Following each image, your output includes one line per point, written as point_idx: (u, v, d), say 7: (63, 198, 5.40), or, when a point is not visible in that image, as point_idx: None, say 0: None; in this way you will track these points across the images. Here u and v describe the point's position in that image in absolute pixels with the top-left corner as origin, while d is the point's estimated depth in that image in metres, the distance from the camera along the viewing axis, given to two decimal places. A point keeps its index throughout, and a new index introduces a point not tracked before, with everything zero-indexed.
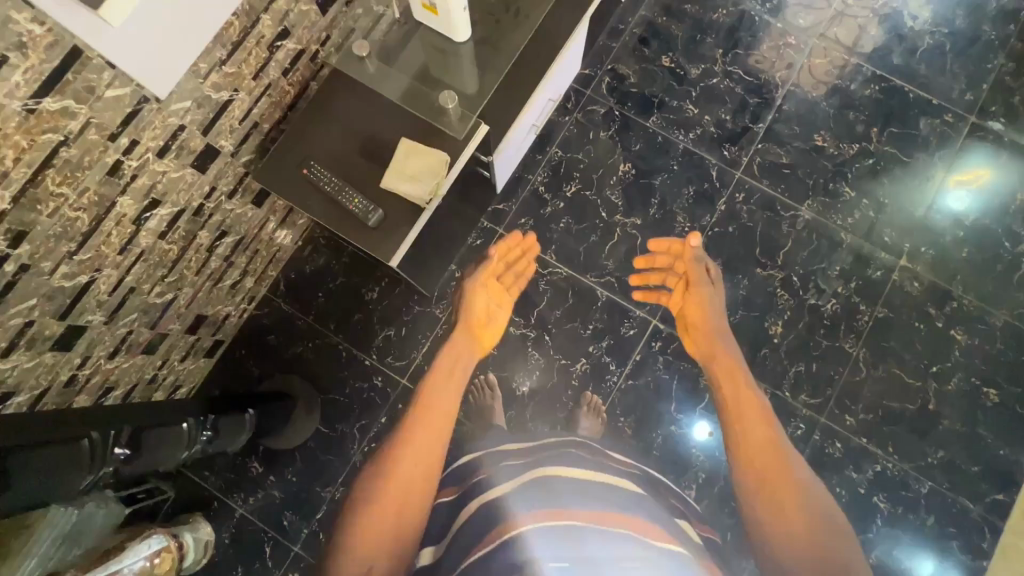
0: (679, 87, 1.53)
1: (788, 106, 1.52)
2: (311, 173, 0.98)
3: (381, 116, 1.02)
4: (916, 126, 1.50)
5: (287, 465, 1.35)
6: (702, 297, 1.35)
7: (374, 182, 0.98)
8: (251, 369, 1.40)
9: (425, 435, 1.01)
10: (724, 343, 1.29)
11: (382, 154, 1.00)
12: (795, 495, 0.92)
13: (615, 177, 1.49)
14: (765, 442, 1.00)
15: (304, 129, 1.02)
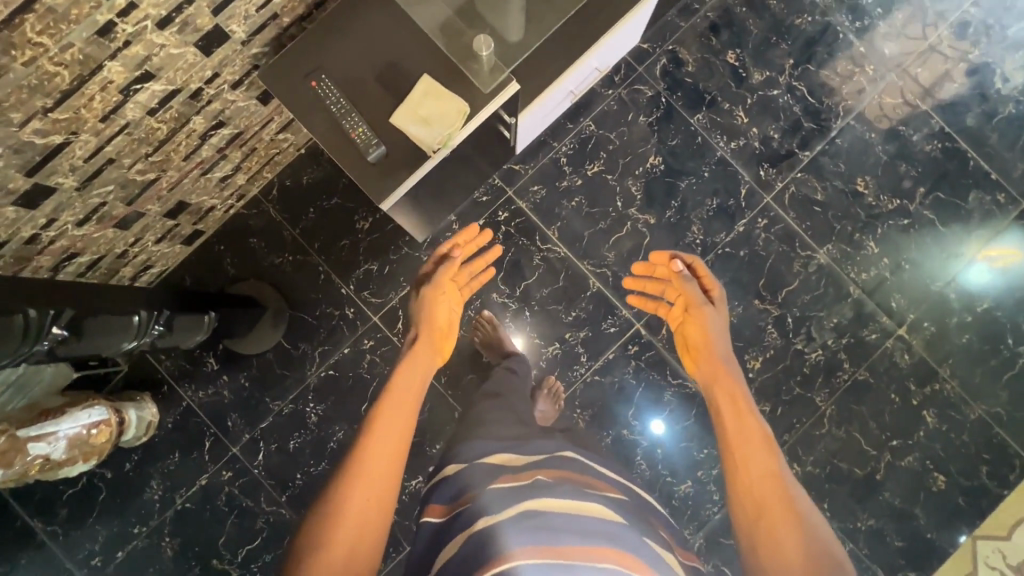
0: (737, 89, 1.42)
1: (841, 140, 1.42)
2: (320, 87, 0.90)
3: (409, 41, 0.93)
4: (966, 197, 1.41)
5: (242, 369, 1.35)
6: (696, 313, 1.04)
7: (383, 115, 0.91)
8: (226, 268, 1.37)
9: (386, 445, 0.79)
10: (720, 338, 1.01)
11: (399, 86, 0.92)
12: (790, 525, 0.70)
13: (641, 167, 1.40)
14: (752, 446, 0.78)
15: (324, 32, 0.93)
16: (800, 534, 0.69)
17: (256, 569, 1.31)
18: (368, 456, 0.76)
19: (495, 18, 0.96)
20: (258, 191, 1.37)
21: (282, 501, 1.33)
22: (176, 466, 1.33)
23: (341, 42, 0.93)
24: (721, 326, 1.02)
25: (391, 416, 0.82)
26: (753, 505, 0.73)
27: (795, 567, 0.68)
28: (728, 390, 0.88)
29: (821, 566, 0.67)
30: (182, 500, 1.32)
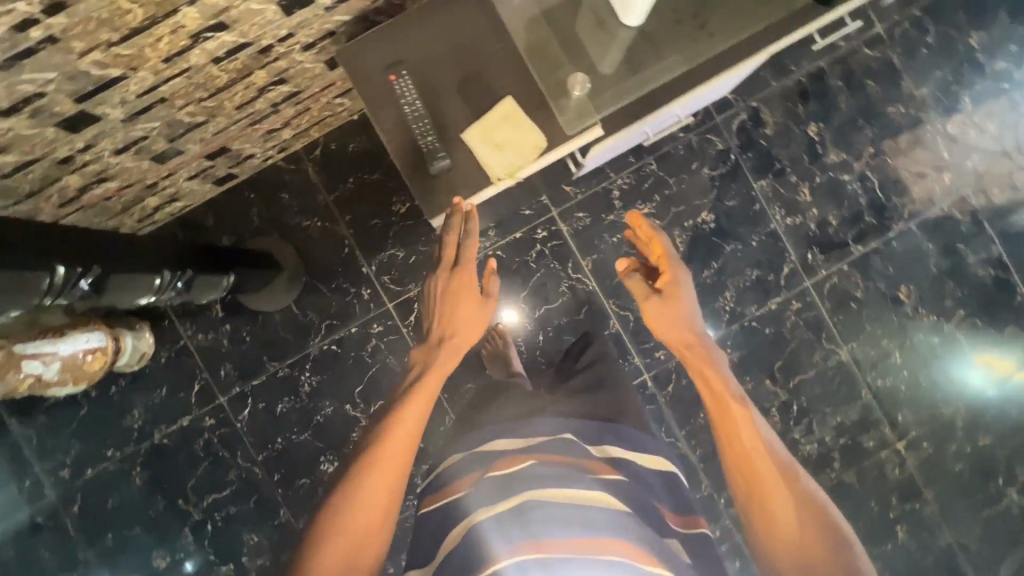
0: (809, 164, 1.37)
1: (898, 243, 1.38)
2: (397, 81, 0.85)
3: (501, 54, 0.87)
4: (1001, 330, 1.39)
5: (246, 323, 1.33)
6: (655, 302, 0.93)
7: (456, 126, 0.86)
8: (251, 216, 1.32)
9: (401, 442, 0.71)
10: (681, 327, 0.91)
11: (478, 99, 0.87)
12: (783, 499, 0.69)
13: (691, 220, 1.36)
14: (735, 426, 0.76)
15: (415, 21, 0.86)
16: (794, 504, 0.69)
17: (220, 517, 1.33)
18: (380, 455, 0.70)
19: (597, 52, 0.90)
20: (301, 146, 1.32)
21: (257, 460, 1.33)
22: (161, 401, 1.32)
23: (429, 36, 0.87)
24: (682, 312, 0.92)
25: (410, 415, 0.73)
26: (745, 483, 0.72)
27: (793, 538, 0.67)
28: (710, 372, 0.85)
29: (817, 534, 0.66)
30: (160, 436, 1.32)
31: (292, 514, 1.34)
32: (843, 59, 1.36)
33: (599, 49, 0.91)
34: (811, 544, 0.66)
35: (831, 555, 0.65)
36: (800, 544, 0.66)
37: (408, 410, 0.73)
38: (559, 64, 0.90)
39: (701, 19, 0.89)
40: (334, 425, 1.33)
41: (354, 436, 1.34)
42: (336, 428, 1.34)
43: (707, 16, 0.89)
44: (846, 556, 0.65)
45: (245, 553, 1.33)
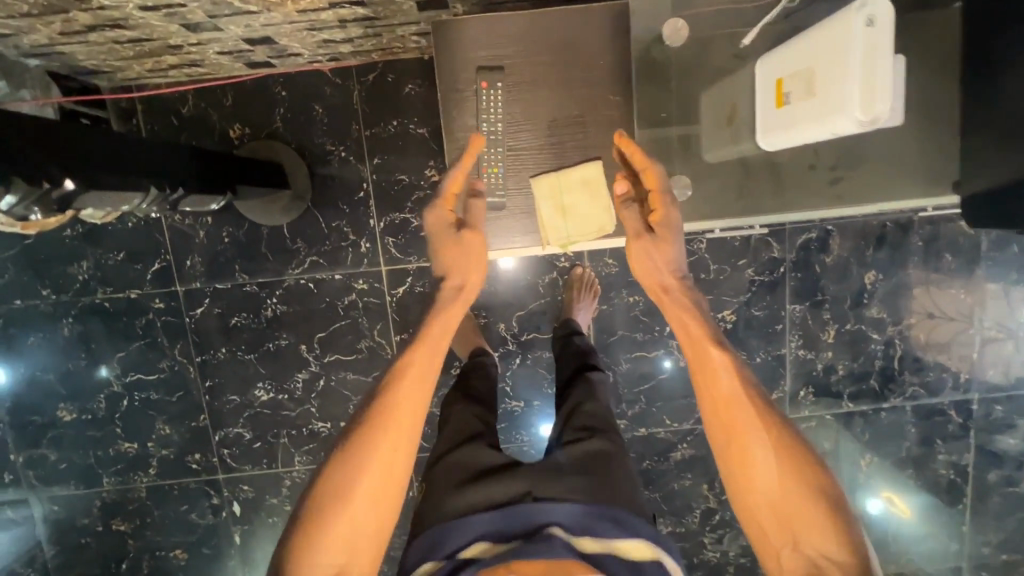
0: (848, 308, 1.31)
1: (885, 415, 1.36)
2: (484, 91, 0.92)
3: (585, 122, 0.95)
4: (924, 515, 1.41)
5: (230, 223, 1.22)
6: (641, 245, 0.81)
7: (523, 153, 0.96)
8: (274, 115, 1.19)
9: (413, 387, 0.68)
10: (655, 267, 0.80)
11: (555, 141, 0.95)
12: (762, 444, 0.66)
13: (711, 312, 1.30)
14: (713, 369, 0.70)
15: (524, 41, 0.92)
16: (777, 448, 0.66)
17: (138, 398, 1.29)
18: (387, 418, 0.66)
19: (710, 147, 0.91)
20: (355, 64, 1.17)
21: (193, 360, 1.28)
22: (116, 264, 1.24)
23: (531, 59, 0.93)
24: (661, 254, 0.79)
25: (416, 364, 0.69)
26: (720, 429, 0.69)
27: (776, 490, 0.65)
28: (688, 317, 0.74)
29: (800, 479, 0.65)
30: (103, 296, 1.25)
31: (211, 422, 1.31)
32: (935, 221, 1.27)
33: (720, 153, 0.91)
34: (796, 492, 0.65)
35: (814, 500, 0.64)
36: (788, 492, 0.65)
37: (413, 360, 0.69)
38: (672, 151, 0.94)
39: (837, 175, 0.91)
40: (283, 357, 1.29)
41: (298, 377, 1.30)
42: (284, 362, 1.29)
43: (845, 173, 0.91)
44: (827, 498, 0.64)
45: (152, 439, 1.31)
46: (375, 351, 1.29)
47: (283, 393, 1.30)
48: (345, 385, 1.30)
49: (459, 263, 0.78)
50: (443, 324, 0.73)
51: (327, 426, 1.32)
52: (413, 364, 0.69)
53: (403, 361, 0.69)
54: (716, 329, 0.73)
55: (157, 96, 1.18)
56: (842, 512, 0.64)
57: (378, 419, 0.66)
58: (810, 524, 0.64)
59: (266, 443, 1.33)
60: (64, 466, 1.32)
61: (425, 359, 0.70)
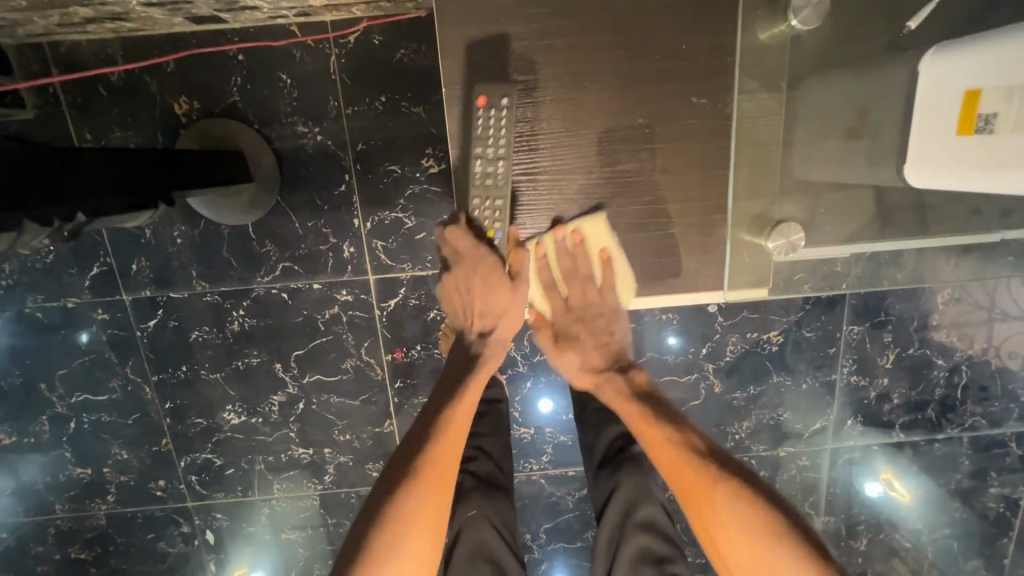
0: (913, 331, 1.13)
1: (938, 446, 1.21)
2: (483, 109, 0.74)
3: (633, 134, 0.78)
4: (973, 554, 1.27)
5: (183, 221, 1.01)
6: (569, 344, 0.89)
7: (561, 173, 0.79)
8: (229, 85, 0.94)
9: (453, 434, 0.73)
10: (591, 363, 0.88)
11: (602, 153, 0.79)
12: (715, 494, 0.67)
13: (755, 332, 1.12)
14: (659, 442, 0.75)
15: (548, 21, 0.73)
16: (731, 495, 0.66)
17: (87, 420, 1.11)
18: (437, 447, 0.71)
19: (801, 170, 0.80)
20: (332, 22, 0.91)
21: (149, 379, 1.09)
22: (46, 267, 1.02)
23: (574, 51, 0.75)
24: (590, 346, 0.88)
25: (459, 416, 0.76)
26: (680, 488, 0.71)
27: (739, 537, 0.64)
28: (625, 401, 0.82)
29: (756, 521, 0.64)
30: (34, 306, 1.04)
31: (174, 447, 1.14)
32: None
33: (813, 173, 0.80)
34: (751, 526, 0.64)
35: (776, 537, 0.63)
36: (750, 536, 0.64)
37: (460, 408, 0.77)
38: (763, 173, 0.80)
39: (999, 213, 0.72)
40: (255, 377, 1.10)
41: (274, 399, 1.12)
42: (256, 383, 1.10)
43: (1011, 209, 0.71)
44: (788, 533, 0.63)
45: (108, 465, 1.15)
46: (362, 372, 1.10)
47: (256, 416, 1.12)
48: (328, 409, 1.12)
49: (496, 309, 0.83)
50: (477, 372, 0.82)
51: (308, 452, 1.15)
52: (458, 410, 0.76)
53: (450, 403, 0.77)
54: (658, 407, 0.79)
55: (76, 56, 0.92)
56: (809, 549, 0.62)
57: (432, 461, 0.69)
58: (777, 563, 0.62)
59: (238, 470, 1.16)
60: (10, 492, 1.16)
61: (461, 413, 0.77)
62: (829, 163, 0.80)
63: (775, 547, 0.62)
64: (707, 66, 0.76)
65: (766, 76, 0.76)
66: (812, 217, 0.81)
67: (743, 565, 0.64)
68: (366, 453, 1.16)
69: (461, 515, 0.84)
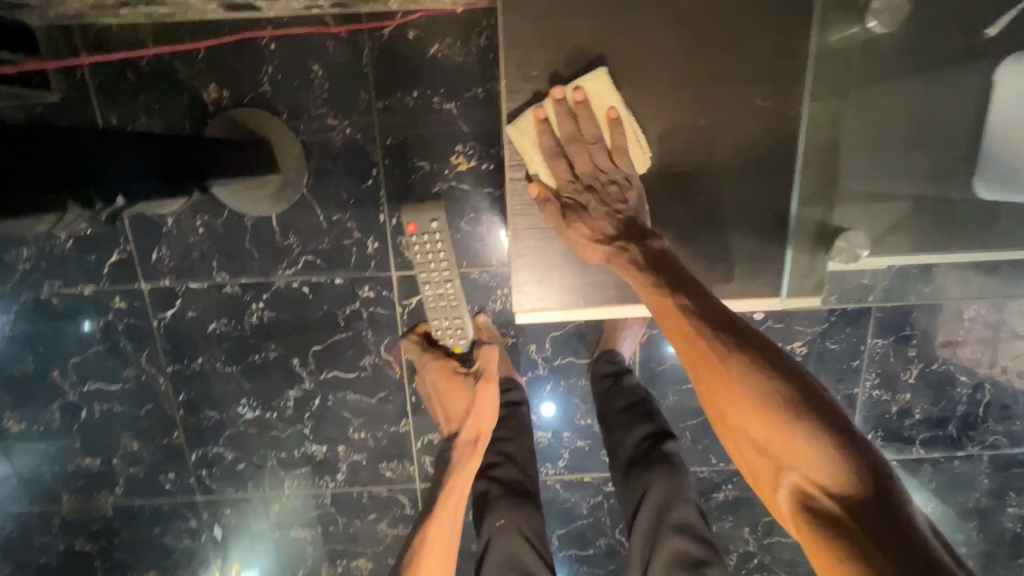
0: (937, 347, 1.12)
1: (957, 464, 1.20)
2: (416, 234, 0.92)
3: (685, 137, 0.77)
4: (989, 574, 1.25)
5: (207, 211, 0.99)
6: (574, 215, 0.77)
7: (619, 177, 0.79)
8: (260, 75, 0.93)
9: (461, 478, 0.84)
10: (598, 230, 0.76)
11: (658, 154, 0.78)
12: (726, 362, 0.61)
13: (779, 343, 1.11)
14: (674, 312, 0.67)
15: (606, 20, 0.73)
16: (746, 371, 0.59)
17: (99, 410, 1.10)
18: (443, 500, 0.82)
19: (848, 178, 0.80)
20: (367, 14, 0.90)
21: (164, 370, 1.08)
22: (64, 253, 1.01)
23: (635, 53, 0.75)
24: (597, 214, 0.76)
25: (468, 456, 0.86)
26: (708, 406, 0.64)
27: (753, 414, 0.58)
28: (635, 279, 0.73)
29: (771, 395, 0.57)
30: (50, 292, 1.03)
31: (186, 440, 1.12)
32: None
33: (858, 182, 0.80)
34: (768, 398, 0.57)
35: (792, 412, 0.55)
36: (762, 411, 0.57)
37: (457, 481, 0.84)
38: (820, 185, 0.81)
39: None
40: (271, 371, 1.08)
41: (289, 394, 1.10)
42: (273, 377, 1.09)
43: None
44: (806, 408, 0.55)
45: (118, 456, 1.13)
46: (380, 370, 1.09)
47: (270, 411, 1.11)
48: (344, 406, 1.11)
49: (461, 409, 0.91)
50: (481, 418, 0.89)
51: (322, 450, 1.14)
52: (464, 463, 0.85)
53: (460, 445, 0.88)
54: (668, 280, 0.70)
55: (106, 40, 0.91)
56: (827, 422, 0.54)
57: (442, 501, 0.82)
58: (788, 442, 0.55)
59: (250, 465, 1.14)
60: (17, 481, 1.14)
61: (460, 486, 0.84)
62: (884, 171, 0.81)
63: (793, 429, 0.55)
64: (752, 71, 0.75)
65: (829, 84, 0.76)
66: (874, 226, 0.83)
67: (756, 433, 0.58)
68: (381, 452, 1.14)
69: (491, 524, 0.84)
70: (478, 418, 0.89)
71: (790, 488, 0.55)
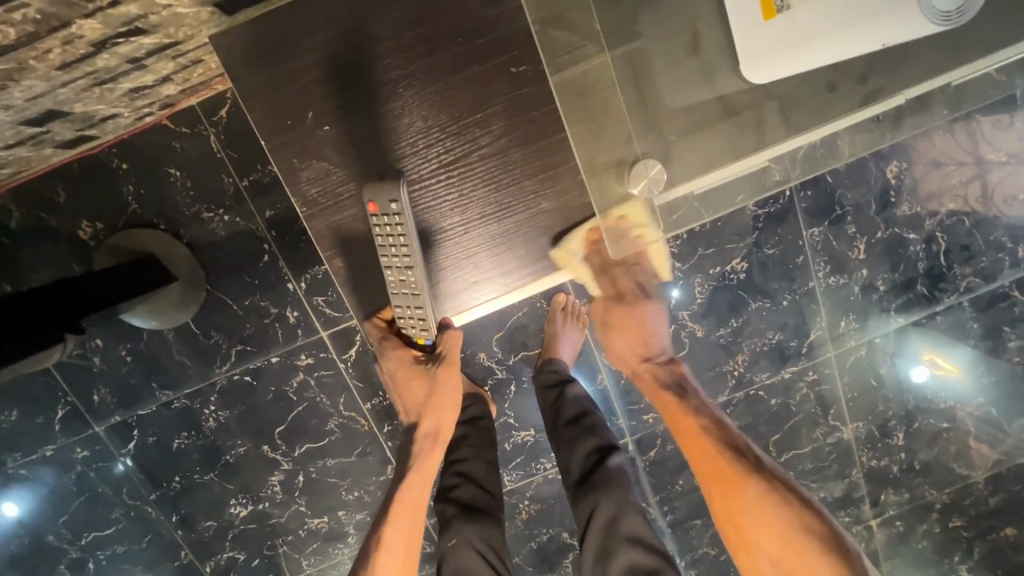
0: (875, 215, 1.10)
1: (941, 319, 1.16)
2: (376, 216, 0.78)
3: (448, 115, 0.77)
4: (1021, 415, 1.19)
5: (128, 338, 1.01)
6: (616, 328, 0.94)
7: (459, 212, 0.82)
8: (124, 196, 0.94)
9: (420, 471, 0.86)
10: (634, 352, 0.93)
11: (455, 141, 0.79)
12: (750, 489, 0.71)
13: (719, 266, 1.10)
14: (716, 457, 0.76)
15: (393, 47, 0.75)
16: (765, 489, 0.71)
17: (104, 557, 1.11)
18: (405, 495, 0.85)
19: (670, 92, 0.80)
20: (197, 103, 0.91)
21: (149, 499, 1.10)
22: (15, 424, 1.03)
23: (364, 66, 0.75)
24: (637, 329, 0.93)
25: (429, 452, 0.88)
26: (711, 481, 0.75)
27: (777, 534, 0.68)
28: (697, 440, 0.79)
29: (789, 523, 0.68)
30: (16, 465, 1.05)
31: (195, 556, 1.13)
32: None
33: (673, 92, 0.80)
34: (793, 532, 0.67)
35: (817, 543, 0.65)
36: (808, 549, 0.65)
37: (416, 475, 0.86)
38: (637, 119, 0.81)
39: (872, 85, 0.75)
40: (247, 466, 1.09)
41: (273, 480, 1.11)
42: (251, 471, 1.10)
43: (876, 78, 0.75)
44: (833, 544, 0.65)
45: None
46: (348, 428, 1.09)
47: (262, 502, 1.12)
48: (328, 473, 1.11)
49: (424, 405, 0.88)
50: (439, 419, 0.88)
51: (324, 521, 1.14)
52: (427, 463, 0.87)
53: (420, 450, 0.88)
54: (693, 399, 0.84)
55: None
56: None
57: (399, 502, 0.84)
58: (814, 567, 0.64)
59: (264, 559, 1.15)
60: None
61: (423, 476, 0.86)
62: (674, 88, 0.79)
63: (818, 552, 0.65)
64: (510, 30, 0.75)
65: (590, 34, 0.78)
66: (670, 147, 0.81)
67: (751, 513, 0.70)
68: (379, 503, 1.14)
69: (444, 544, 0.84)
70: (439, 409, 0.88)
71: None
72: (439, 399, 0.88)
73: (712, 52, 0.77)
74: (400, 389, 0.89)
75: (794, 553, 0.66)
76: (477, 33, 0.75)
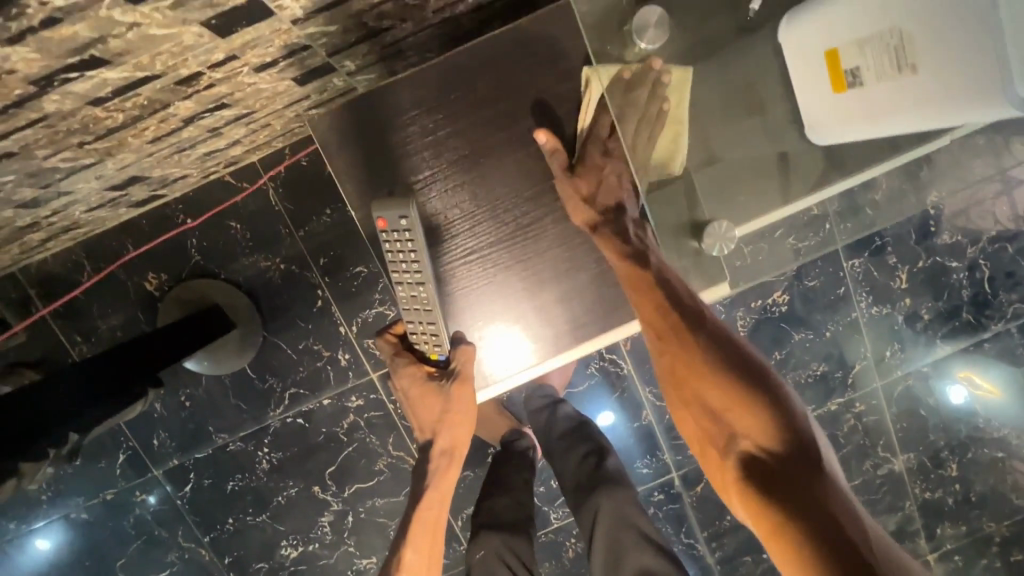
0: (915, 244, 1.10)
1: (989, 346, 1.14)
2: (387, 231, 0.79)
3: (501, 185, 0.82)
4: None
5: (187, 384, 1.05)
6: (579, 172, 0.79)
7: (486, 270, 0.85)
8: (188, 249, 0.99)
9: (438, 487, 0.82)
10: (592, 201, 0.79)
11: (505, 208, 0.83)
12: (693, 347, 0.66)
13: (761, 300, 1.11)
14: (670, 326, 0.69)
15: (426, 118, 0.78)
16: (708, 344, 0.65)
17: None
18: (425, 513, 0.81)
19: (731, 147, 0.81)
20: (259, 160, 0.96)
21: (203, 541, 1.11)
22: (79, 469, 1.07)
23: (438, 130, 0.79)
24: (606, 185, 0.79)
25: (448, 469, 0.84)
26: (657, 335, 0.71)
27: (711, 383, 0.63)
28: (650, 307, 0.72)
29: (721, 379, 0.62)
30: (78, 509, 1.08)
31: None
32: None
33: (733, 147, 0.81)
34: (723, 376, 0.62)
35: (745, 397, 0.60)
36: (737, 403, 0.60)
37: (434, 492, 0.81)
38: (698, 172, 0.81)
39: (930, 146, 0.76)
40: (298, 507, 1.11)
41: (323, 521, 1.12)
42: (302, 512, 1.11)
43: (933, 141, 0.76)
44: (764, 399, 0.59)
45: None
46: (396, 468, 1.10)
47: (312, 543, 1.13)
48: (376, 513, 1.12)
49: (439, 421, 0.83)
50: (454, 435, 0.84)
51: (373, 562, 1.14)
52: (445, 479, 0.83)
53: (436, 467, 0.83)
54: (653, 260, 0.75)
55: (46, 275, 0.98)
56: (774, 419, 0.58)
57: (420, 526, 0.80)
58: (736, 413, 0.60)
59: None
60: None
61: (443, 491, 0.82)
62: (734, 141, 0.80)
63: (749, 404, 0.59)
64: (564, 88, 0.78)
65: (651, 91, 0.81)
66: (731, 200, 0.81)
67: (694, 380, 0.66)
68: None
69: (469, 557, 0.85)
70: (454, 427, 0.83)
71: (740, 456, 0.60)
72: (453, 414, 0.82)
73: (771, 99, 0.79)
74: (413, 406, 0.84)
75: (727, 401, 0.61)
76: (551, 100, 0.79)
